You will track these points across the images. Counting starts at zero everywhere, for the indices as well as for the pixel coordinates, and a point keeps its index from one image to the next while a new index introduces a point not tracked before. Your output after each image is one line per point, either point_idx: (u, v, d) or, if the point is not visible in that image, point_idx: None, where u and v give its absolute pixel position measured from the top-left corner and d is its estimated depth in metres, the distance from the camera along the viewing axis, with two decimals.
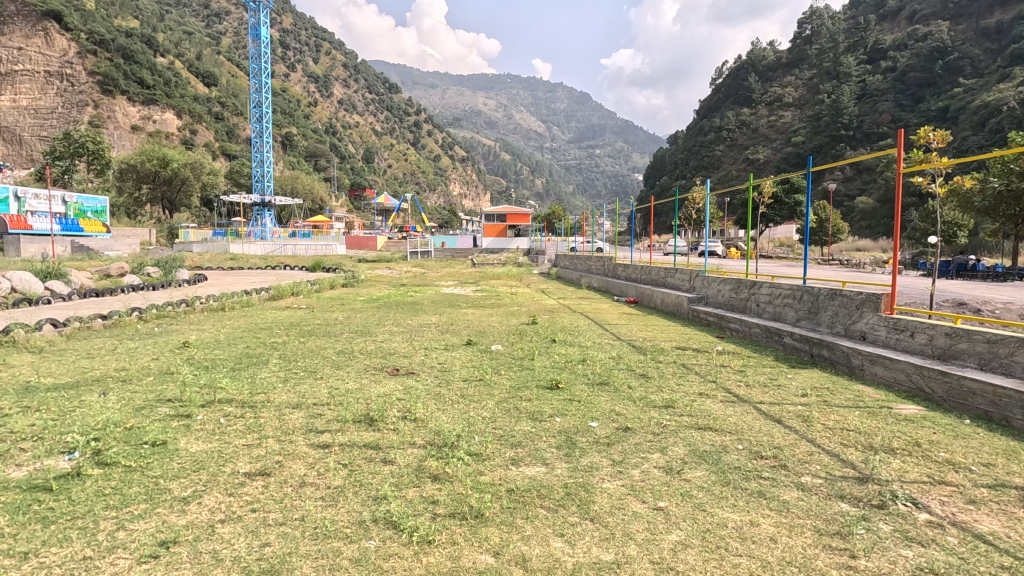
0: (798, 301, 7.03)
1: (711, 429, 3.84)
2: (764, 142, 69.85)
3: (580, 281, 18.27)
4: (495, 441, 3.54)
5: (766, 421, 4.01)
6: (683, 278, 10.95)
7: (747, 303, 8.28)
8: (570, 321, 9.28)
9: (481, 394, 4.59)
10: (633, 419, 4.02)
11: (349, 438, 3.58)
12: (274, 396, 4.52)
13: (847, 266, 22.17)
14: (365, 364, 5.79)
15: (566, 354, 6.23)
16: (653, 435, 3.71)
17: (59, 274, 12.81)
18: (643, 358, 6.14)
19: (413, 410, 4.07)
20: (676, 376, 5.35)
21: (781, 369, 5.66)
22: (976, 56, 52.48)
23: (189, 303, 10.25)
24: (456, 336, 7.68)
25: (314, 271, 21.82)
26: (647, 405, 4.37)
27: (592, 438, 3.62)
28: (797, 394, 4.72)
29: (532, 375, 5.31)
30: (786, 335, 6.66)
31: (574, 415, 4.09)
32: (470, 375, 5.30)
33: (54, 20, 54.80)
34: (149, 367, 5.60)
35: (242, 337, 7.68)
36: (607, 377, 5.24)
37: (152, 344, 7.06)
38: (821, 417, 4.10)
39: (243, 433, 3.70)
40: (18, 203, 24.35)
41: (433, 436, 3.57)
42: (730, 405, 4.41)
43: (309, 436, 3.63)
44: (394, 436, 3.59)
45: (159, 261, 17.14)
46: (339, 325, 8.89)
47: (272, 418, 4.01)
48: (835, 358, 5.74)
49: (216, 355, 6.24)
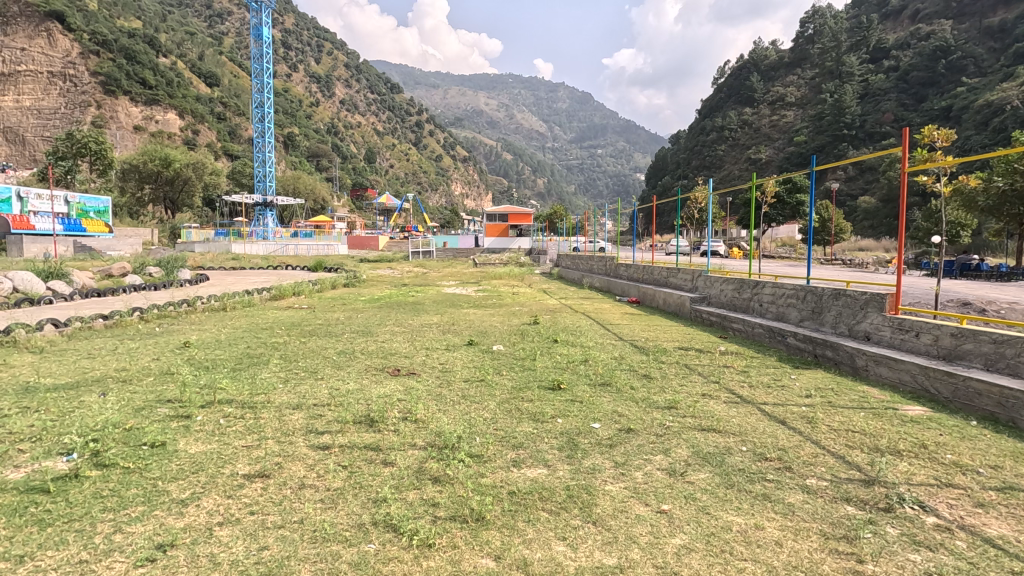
0: (801, 301, 6.98)
1: (714, 430, 3.81)
2: (766, 142, 69.72)
3: (582, 281, 18.21)
4: (497, 441, 3.52)
5: (769, 423, 3.97)
6: (685, 278, 10.92)
7: (750, 303, 8.23)
8: (572, 321, 9.25)
9: (483, 395, 4.56)
10: (636, 420, 3.99)
11: (348, 439, 3.55)
12: (275, 397, 4.49)
13: (849, 266, 22.07)
14: (366, 364, 5.76)
15: (568, 355, 6.20)
16: (656, 436, 3.68)
17: (61, 274, 12.81)
18: (645, 359, 6.10)
19: (414, 411, 4.04)
20: (678, 377, 5.31)
21: (785, 369, 5.63)
22: (979, 55, 52.40)
23: (190, 303, 10.24)
24: (457, 336, 7.65)
25: (315, 271, 21.82)
26: (649, 406, 4.34)
27: (593, 440, 3.59)
28: (801, 395, 4.68)
29: (533, 375, 5.29)
30: (790, 335, 6.61)
31: (576, 416, 4.06)
32: (471, 375, 5.27)
33: (58, 20, 55.03)
34: (150, 367, 5.58)
35: (243, 337, 7.66)
36: (609, 377, 5.21)
37: (153, 344, 7.04)
38: (825, 418, 4.06)
39: (243, 433, 3.68)
40: (20, 203, 24.35)
41: (434, 437, 3.54)
42: (733, 406, 4.38)
43: (309, 437, 3.61)
44: (395, 437, 3.57)
45: (161, 261, 17.14)
46: (340, 324, 8.88)
47: (272, 419, 3.98)
48: (839, 359, 5.71)
49: (217, 355, 6.22)
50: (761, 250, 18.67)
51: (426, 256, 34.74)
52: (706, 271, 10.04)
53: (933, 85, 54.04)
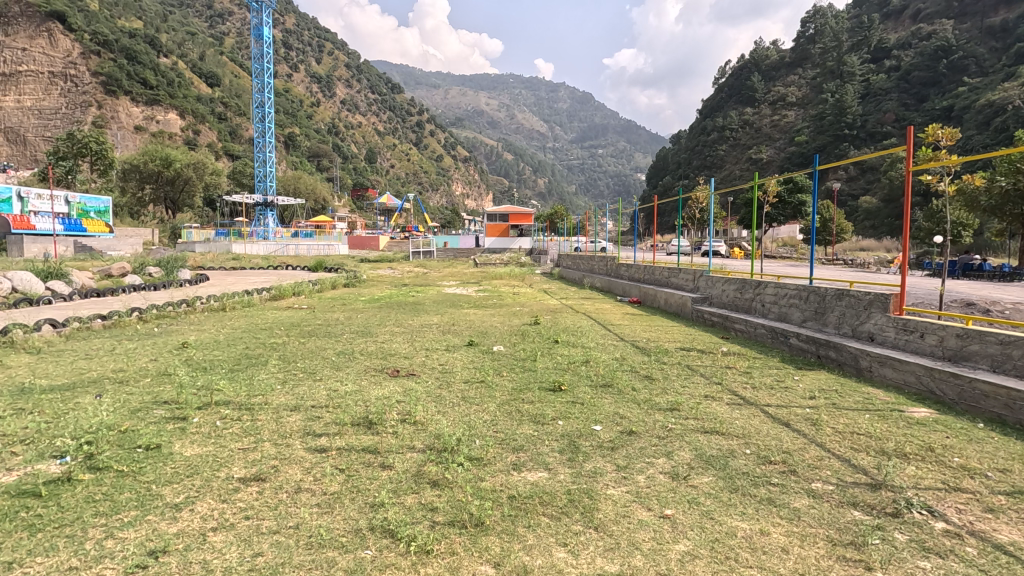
0: (804, 301, 6.91)
1: (717, 432, 3.76)
2: (767, 142, 69.65)
3: (583, 281, 18.18)
4: (497, 444, 3.47)
5: (774, 425, 3.92)
6: (687, 278, 10.86)
7: (752, 303, 8.18)
8: (572, 321, 9.20)
9: (483, 396, 4.52)
10: (638, 423, 3.93)
11: (346, 441, 3.51)
12: (273, 398, 4.45)
13: (851, 266, 22.00)
14: (365, 365, 5.71)
15: (568, 355, 6.15)
16: (658, 438, 3.63)
17: (60, 274, 12.78)
18: (646, 360, 6.04)
19: (413, 412, 4.00)
20: (680, 378, 5.25)
21: (788, 371, 5.57)
22: (981, 55, 52.32)
23: (190, 303, 10.21)
24: (456, 337, 7.61)
25: (316, 271, 21.78)
26: (651, 408, 4.29)
27: (595, 443, 3.54)
28: (804, 396, 4.63)
29: (534, 376, 5.23)
30: (793, 336, 6.56)
31: (577, 418, 4.01)
32: (471, 376, 5.23)
33: (59, 20, 55.15)
34: (149, 367, 5.54)
35: (242, 337, 7.61)
36: (610, 378, 5.16)
37: (151, 344, 7.01)
38: (829, 420, 4.01)
39: (239, 436, 3.63)
40: (20, 203, 24.34)
41: (433, 440, 3.49)
42: (736, 408, 4.33)
43: (306, 440, 3.56)
44: (393, 440, 3.52)
45: (161, 261, 17.10)
46: (340, 325, 8.85)
47: (269, 420, 3.94)
48: (843, 360, 5.65)
49: (216, 356, 6.18)
50: (762, 250, 18.61)
51: (426, 256, 34.70)
52: (708, 271, 9.98)
53: (935, 84, 53.94)
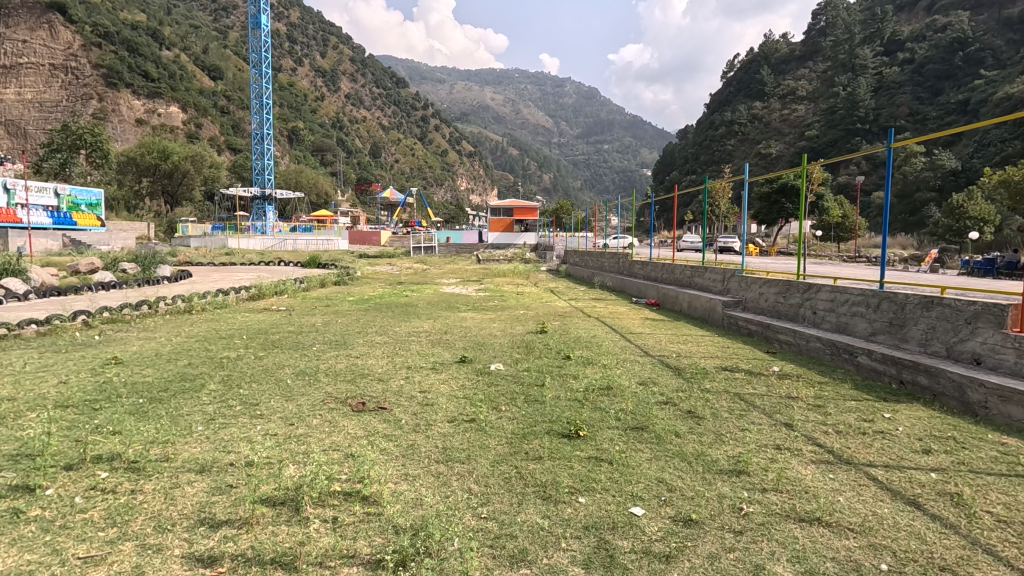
0: (873, 309, 5.59)
1: (821, 522, 2.47)
2: (777, 136, 67.90)
3: (593, 280, 16.85)
4: (485, 548, 2.24)
5: (897, 505, 2.65)
6: (713, 277, 9.56)
7: (799, 310, 6.90)
8: (586, 329, 7.87)
9: (474, 449, 3.26)
10: (697, 501, 2.66)
11: (252, 542, 2.27)
12: (179, 450, 3.22)
13: (874, 262, 20.41)
14: (325, 393, 4.45)
15: (586, 380, 4.86)
16: (733, 536, 2.36)
17: (18, 270, 11.59)
18: (683, 385, 4.78)
19: (367, 478, 2.75)
20: (734, 416, 3.97)
21: (874, 405, 4.24)
22: (998, 47, 50.52)
23: (151, 304, 9.01)
24: (448, 351, 6.27)
25: (308, 269, 20.32)
26: (709, 471, 3.01)
27: (635, 546, 2.27)
28: (915, 450, 3.33)
29: (543, 413, 3.94)
30: (860, 353, 5.29)
31: (602, 491, 2.74)
32: (459, 413, 3.94)
33: (58, 12, 54.08)
34: (47, 397, 4.30)
35: (192, 349, 6.34)
36: (644, 418, 3.85)
37: (73, 359, 5.71)
38: (980, 497, 2.72)
39: (98, 526, 2.39)
40: (7, 195, 23.04)
41: (385, 540, 2.25)
42: (826, 469, 3.05)
43: (198, 534, 2.33)
44: (327, 536, 2.30)
45: (139, 256, 15.71)
46: (312, 333, 7.48)
47: (157, 496, 2.66)
48: (938, 389, 4.38)
49: (144, 376, 4.97)
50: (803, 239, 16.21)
51: (427, 252, 33.13)
52: (740, 271, 8.64)
53: (948, 78, 52.02)
